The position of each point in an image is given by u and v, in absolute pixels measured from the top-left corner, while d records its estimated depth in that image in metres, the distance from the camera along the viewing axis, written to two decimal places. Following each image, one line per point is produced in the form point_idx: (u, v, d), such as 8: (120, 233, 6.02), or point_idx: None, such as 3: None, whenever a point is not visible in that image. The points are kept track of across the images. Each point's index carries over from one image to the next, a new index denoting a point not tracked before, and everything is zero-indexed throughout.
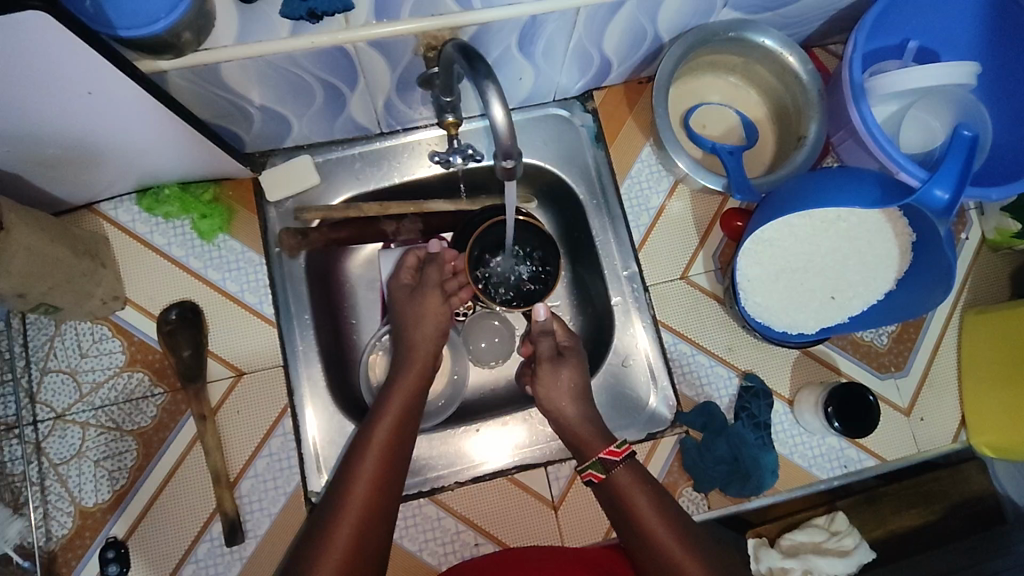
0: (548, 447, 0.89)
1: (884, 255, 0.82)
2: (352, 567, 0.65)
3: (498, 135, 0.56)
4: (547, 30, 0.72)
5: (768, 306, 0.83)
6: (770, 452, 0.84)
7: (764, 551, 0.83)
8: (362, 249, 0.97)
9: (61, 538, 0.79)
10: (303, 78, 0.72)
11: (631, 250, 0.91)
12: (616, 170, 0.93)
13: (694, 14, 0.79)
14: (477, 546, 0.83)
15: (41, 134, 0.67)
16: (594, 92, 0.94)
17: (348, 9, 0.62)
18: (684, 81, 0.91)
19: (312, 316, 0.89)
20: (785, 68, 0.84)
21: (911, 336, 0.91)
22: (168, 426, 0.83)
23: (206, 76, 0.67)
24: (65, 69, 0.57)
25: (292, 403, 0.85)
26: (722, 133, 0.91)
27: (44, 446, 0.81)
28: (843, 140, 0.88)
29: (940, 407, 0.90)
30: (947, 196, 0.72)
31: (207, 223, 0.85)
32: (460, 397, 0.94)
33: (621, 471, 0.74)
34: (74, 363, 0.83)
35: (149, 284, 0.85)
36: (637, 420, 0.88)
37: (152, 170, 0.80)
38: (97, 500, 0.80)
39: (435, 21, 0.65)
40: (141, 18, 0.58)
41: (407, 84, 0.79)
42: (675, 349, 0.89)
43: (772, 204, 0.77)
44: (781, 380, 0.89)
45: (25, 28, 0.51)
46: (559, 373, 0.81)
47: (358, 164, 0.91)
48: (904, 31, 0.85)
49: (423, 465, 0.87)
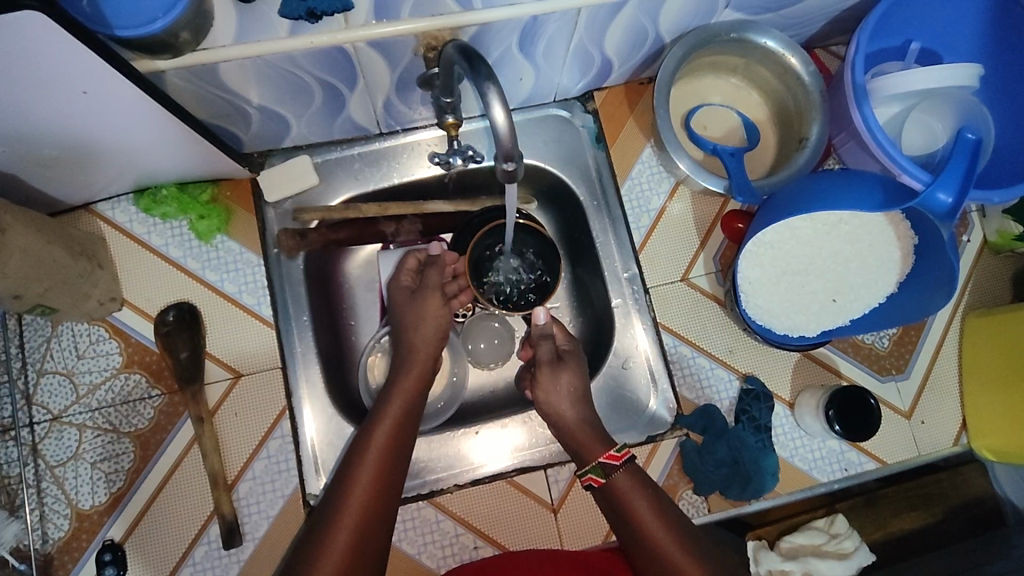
0: (548, 450, 0.88)
1: (886, 258, 0.82)
2: (351, 569, 0.65)
3: (499, 136, 0.55)
4: (548, 30, 0.72)
5: (769, 309, 0.83)
6: (771, 454, 0.85)
7: (764, 554, 0.83)
8: (361, 249, 0.96)
9: (57, 540, 0.79)
10: (302, 78, 0.71)
11: (632, 252, 0.91)
12: (616, 171, 0.92)
13: (696, 15, 0.78)
14: (476, 548, 0.83)
15: (38, 135, 0.66)
16: (595, 93, 0.93)
17: (348, 9, 0.62)
18: (685, 82, 0.91)
19: (310, 317, 0.89)
20: (787, 69, 0.84)
21: (912, 338, 0.91)
22: (165, 427, 0.82)
23: (204, 76, 0.66)
24: (63, 69, 0.57)
25: (291, 405, 0.85)
26: (723, 134, 0.91)
27: (41, 447, 0.80)
28: (845, 142, 0.87)
29: (941, 410, 0.89)
30: (950, 200, 0.71)
31: (205, 224, 0.85)
32: (459, 399, 0.94)
33: (621, 475, 0.73)
34: (71, 364, 0.82)
35: (146, 285, 0.85)
36: (637, 423, 0.88)
37: (150, 170, 0.80)
38: (94, 502, 0.80)
39: (435, 21, 0.65)
40: (139, 18, 0.57)
41: (406, 84, 0.78)
42: (675, 350, 0.89)
43: (774, 207, 0.77)
44: (781, 382, 0.89)
45: (20, 28, 0.50)
46: (559, 378, 0.80)
47: (357, 164, 0.91)
48: (906, 32, 0.84)
49: (422, 467, 0.86)
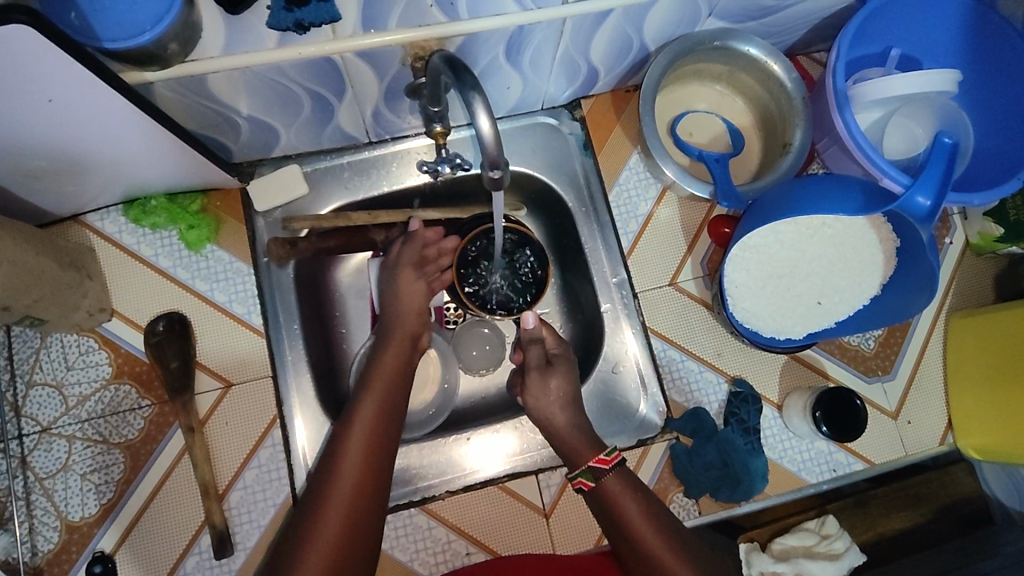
0: (540, 455, 0.89)
1: (869, 261, 0.83)
2: (346, 548, 0.65)
3: (484, 146, 0.56)
4: (534, 39, 0.73)
5: (756, 312, 0.84)
6: (760, 456, 0.86)
7: (756, 556, 0.81)
8: (350, 258, 0.97)
9: (46, 552, 0.78)
10: (291, 88, 0.72)
11: (620, 257, 0.92)
12: (604, 177, 0.93)
13: (680, 24, 0.79)
14: (469, 554, 0.83)
15: (28, 146, 0.66)
16: (582, 101, 0.94)
17: (335, 20, 0.62)
18: (671, 89, 0.92)
19: (301, 326, 0.89)
20: (770, 76, 0.85)
21: (897, 340, 0.92)
22: (156, 438, 0.82)
23: (193, 87, 0.67)
24: (50, 80, 0.57)
25: (281, 414, 0.85)
26: (709, 141, 0.92)
27: (29, 460, 0.80)
28: (829, 147, 0.89)
29: (926, 410, 0.91)
30: (929, 204, 0.73)
31: (195, 233, 0.85)
32: (450, 406, 0.93)
33: (610, 478, 0.74)
34: (60, 375, 0.82)
35: (136, 295, 0.85)
36: (627, 427, 0.89)
37: (141, 181, 0.80)
38: (84, 514, 0.80)
39: (422, 31, 0.65)
40: (125, 30, 0.57)
41: (394, 94, 0.79)
42: (664, 354, 0.89)
43: (758, 212, 0.78)
44: (769, 385, 0.89)
45: (11, 41, 0.51)
46: (548, 384, 0.81)
47: (347, 173, 0.91)
48: (886, 39, 0.86)
49: (414, 474, 0.87)
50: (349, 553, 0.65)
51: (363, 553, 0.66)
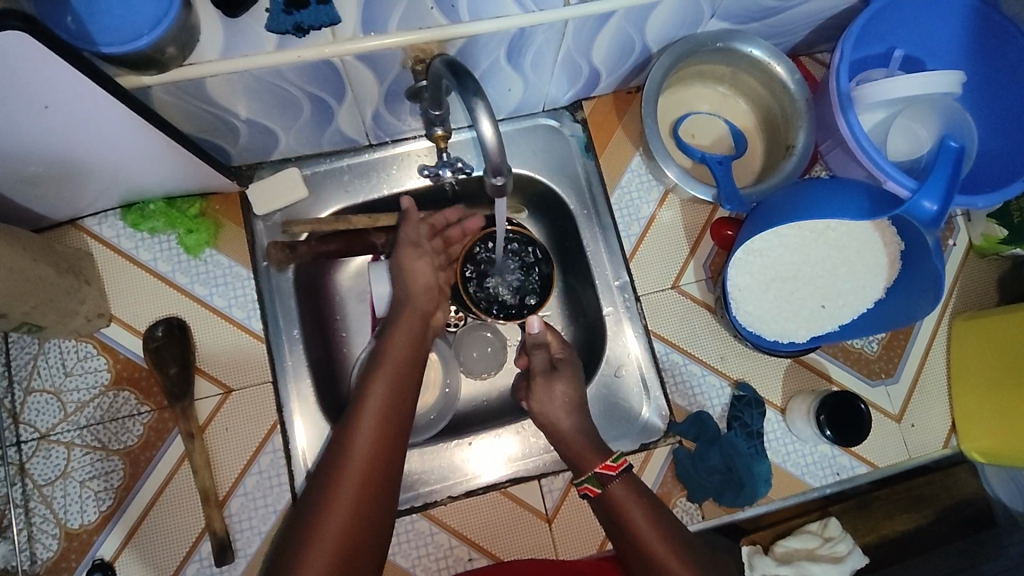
0: (542, 459, 0.88)
1: (873, 265, 0.83)
2: (348, 551, 0.64)
3: (489, 153, 0.55)
4: (536, 41, 0.72)
5: (759, 315, 0.83)
6: (764, 460, 0.85)
7: (758, 559, 0.81)
8: (351, 261, 0.96)
9: (46, 560, 0.78)
10: (290, 91, 0.71)
11: (623, 260, 0.91)
12: (606, 179, 0.93)
13: (682, 25, 0.79)
14: (471, 560, 0.83)
15: (24, 151, 0.65)
16: (584, 102, 0.94)
17: (335, 23, 0.61)
18: (673, 90, 0.91)
19: (301, 330, 0.88)
20: (773, 77, 0.84)
21: (900, 342, 0.91)
22: (155, 444, 0.81)
23: (191, 91, 0.66)
24: (47, 85, 0.56)
25: (281, 419, 0.84)
26: (711, 142, 0.92)
27: (28, 467, 0.79)
28: (832, 148, 0.88)
29: (930, 413, 0.90)
30: (935, 208, 0.72)
31: (193, 238, 0.84)
32: (451, 410, 0.93)
33: (617, 485, 0.73)
34: (58, 382, 0.81)
35: (134, 301, 0.84)
36: (630, 431, 0.88)
37: (139, 185, 0.79)
38: (83, 521, 0.79)
39: (424, 33, 0.65)
40: (122, 35, 0.56)
41: (395, 96, 0.78)
42: (667, 358, 0.89)
43: (763, 214, 0.77)
44: (772, 388, 0.89)
45: (6, 47, 0.50)
46: (553, 389, 0.81)
47: (347, 176, 0.91)
48: (890, 40, 0.85)
49: (415, 480, 0.86)
50: (350, 557, 0.64)
51: (366, 554, 0.65)
